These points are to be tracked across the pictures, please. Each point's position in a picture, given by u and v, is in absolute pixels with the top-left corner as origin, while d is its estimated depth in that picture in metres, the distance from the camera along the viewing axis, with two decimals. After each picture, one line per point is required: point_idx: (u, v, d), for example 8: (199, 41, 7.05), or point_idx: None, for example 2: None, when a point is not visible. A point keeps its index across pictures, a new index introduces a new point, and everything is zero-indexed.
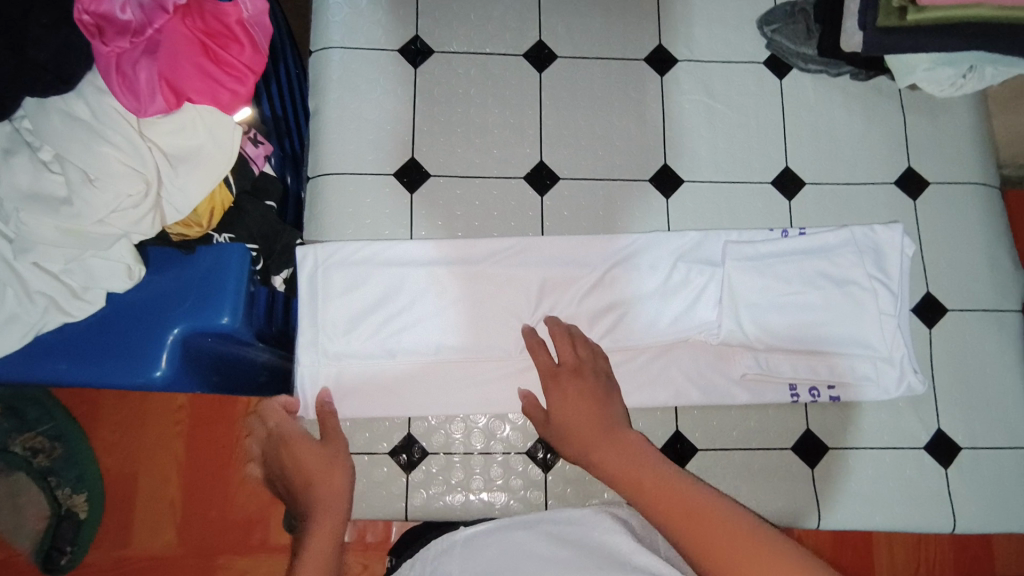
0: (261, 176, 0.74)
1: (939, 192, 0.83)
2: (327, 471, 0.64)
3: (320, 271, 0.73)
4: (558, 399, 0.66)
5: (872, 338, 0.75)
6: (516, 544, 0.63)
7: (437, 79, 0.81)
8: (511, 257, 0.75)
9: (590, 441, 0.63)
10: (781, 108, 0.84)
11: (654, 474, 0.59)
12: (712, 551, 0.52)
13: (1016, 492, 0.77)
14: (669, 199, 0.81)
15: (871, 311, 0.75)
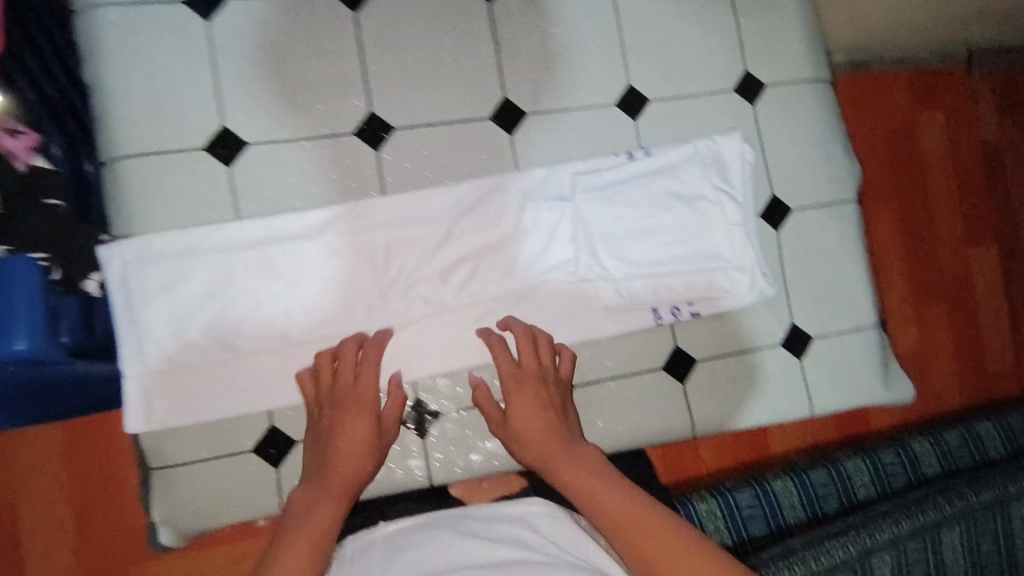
0: (31, 172, 0.67)
1: (775, 93, 0.83)
2: (355, 464, 0.65)
3: (133, 271, 0.67)
4: (525, 402, 0.69)
5: (721, 251, 0.78)
6: (447, 543, 0.61)
7: (237, 30, 0.71)
8: (410, 223, 0.73)
9: (553, 454, 0.66)
10: (617, 23, 0.81)
11: (606, 487, 0.64)
12: (657, 567, 0.58)
13: (864, 369, 0.83)
14: (513, 135, 0.77)
15: (717, 227, 0.78)
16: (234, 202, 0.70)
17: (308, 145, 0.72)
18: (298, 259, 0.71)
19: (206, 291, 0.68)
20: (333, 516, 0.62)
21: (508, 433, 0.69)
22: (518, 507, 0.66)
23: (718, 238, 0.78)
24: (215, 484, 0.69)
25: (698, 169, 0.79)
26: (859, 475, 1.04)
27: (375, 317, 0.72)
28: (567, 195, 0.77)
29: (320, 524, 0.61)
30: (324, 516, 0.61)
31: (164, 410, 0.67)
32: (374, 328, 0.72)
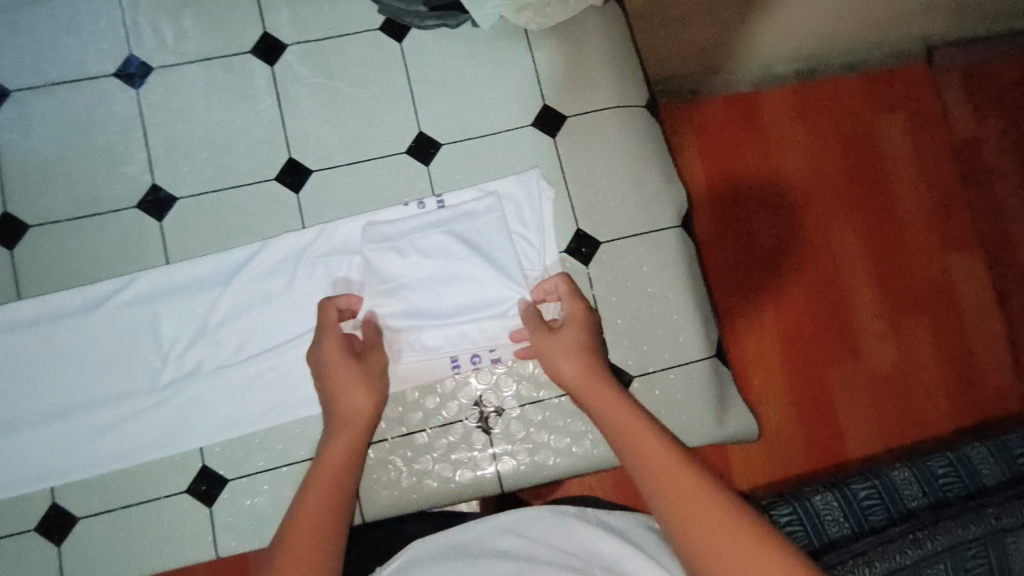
0: None
1: (578, 124, 0.81)
2: (361, 420, 0.65)
3: None
4: (573, 331, 0.67)
5: (511, 285, 0.73)
6: (441, 569, 0.57)
7: (24, 122, 0.75)
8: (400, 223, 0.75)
9: (591, 388, 0.63)
10: (405, 72, 0.80)
11: (648, 445, 0.56)
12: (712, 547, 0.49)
13: (694, 403, 0.77)
14: (300, 194, 0.77)
15: (507, 262, 0.73)
16: (16, 286, 0.73)
17: (91, 223, 0.74)
18: (80, 335, 0.72)
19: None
20: (352, 455, 0.63)
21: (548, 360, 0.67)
22: (517, 515, 0.63)
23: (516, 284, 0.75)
24: None
25: (490, 207, 0.75)
26: (909, 484, 0.89)
27: (157, 386, 0.72)
28: (351, 248, 0.76)
29: (329, 469, 0.61)
30: (344, 453, 0.62)
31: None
32: (157, 398, 0.72)
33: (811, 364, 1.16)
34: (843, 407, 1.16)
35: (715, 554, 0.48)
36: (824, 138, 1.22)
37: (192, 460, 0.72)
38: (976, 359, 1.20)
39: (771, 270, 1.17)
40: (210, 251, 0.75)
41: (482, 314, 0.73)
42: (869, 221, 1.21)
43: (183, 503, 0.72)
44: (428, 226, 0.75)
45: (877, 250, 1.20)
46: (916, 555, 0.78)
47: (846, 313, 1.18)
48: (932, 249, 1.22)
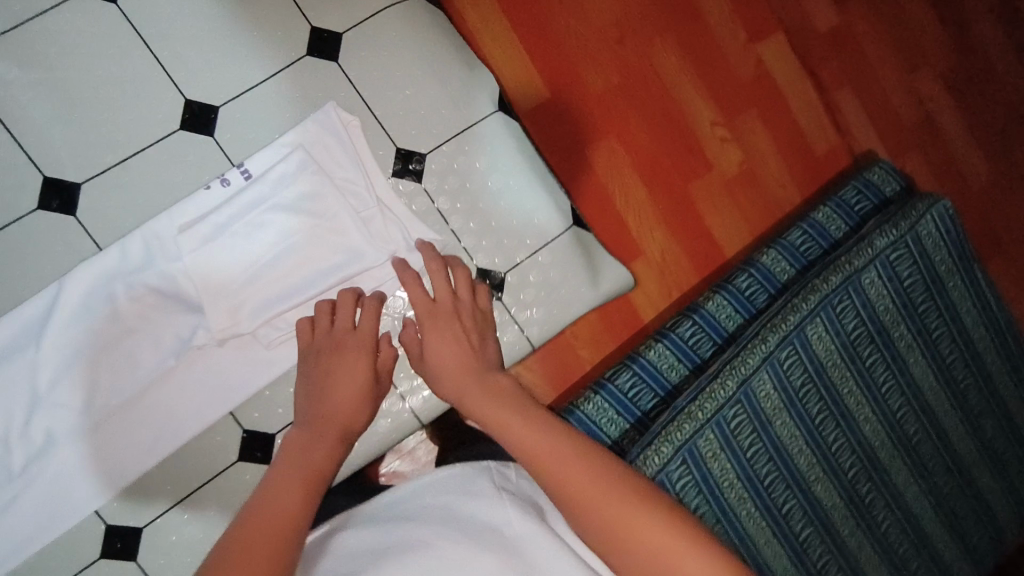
0: None
1: (356, 38, 0.73)
2: (356, 403, 0.60)
3: None
4: (444, 343, 0.62)
5: (364, 241, 0.71)
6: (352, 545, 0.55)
7: None
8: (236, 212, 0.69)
9: (464, 388, 0.60)
10: (139, 37, 0.69)
11: (525, 417, 0.57)
12: (586, 505, 0.52)
13: (567, 277, 0.79)
14: (77, 214, 0.66)
15: (349, 218, 0.71)
16: None
17: None
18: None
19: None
20: (325, 468, 0.55)
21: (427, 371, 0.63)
22: (438, 474, 0.63)
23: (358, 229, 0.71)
24: None
25: (305, 165, 0.70)
26: (778, 263, 1.05)
27: (14, 476, 0.64)
28: (168, 253, 0.68)
29: (312, 466, 0.55)
30: (319, 462, 0.55)
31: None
32: (19, 486, 0.65)
33: (672, 189, 1.18)
34: (712, 219, 1.20)
35: (593, 507, 0.51)
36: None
37: (91, 528, 0.67)
38: (807, 136, 1.26)
39: (609, 112, 1.17)
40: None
41: (341, 276, 0.71)
42: (681, 39, 1.21)
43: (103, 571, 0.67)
44: (249, 207, 0.69)
45: (695, 61, 1.21)
46: (797, 317, 0.94)
47: (687, 131, 1.20)
48: (742, 44, 1.24)
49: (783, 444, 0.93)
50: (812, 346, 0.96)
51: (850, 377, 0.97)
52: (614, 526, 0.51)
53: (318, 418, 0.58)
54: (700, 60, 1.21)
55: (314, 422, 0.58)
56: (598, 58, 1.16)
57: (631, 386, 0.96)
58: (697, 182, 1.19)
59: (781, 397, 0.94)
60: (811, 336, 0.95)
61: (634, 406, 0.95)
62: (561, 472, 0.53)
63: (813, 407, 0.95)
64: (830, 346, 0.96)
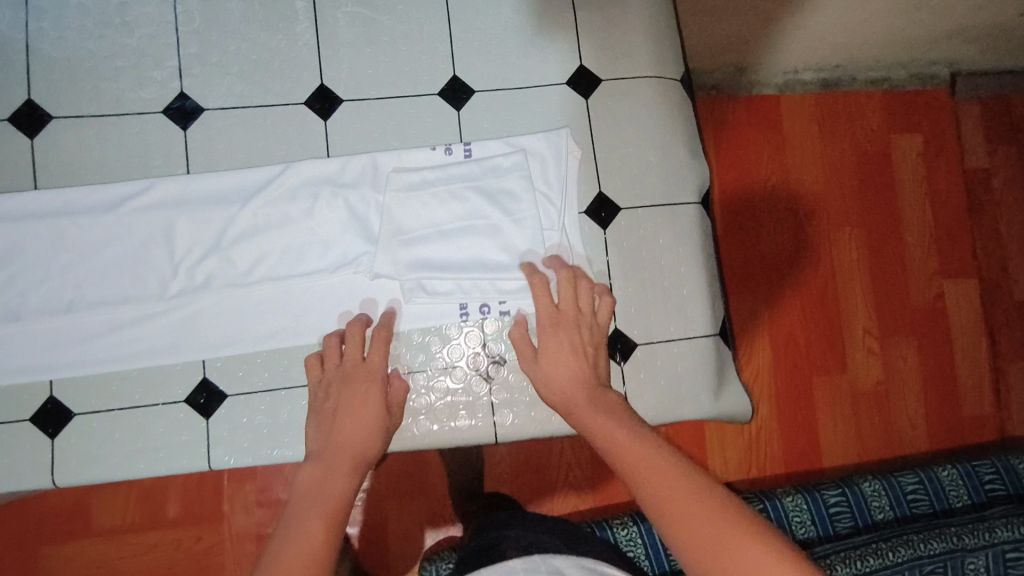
0: None
1: (612, 88, 0.80)
2: (371, 429, 0.66)
3: None
4: (561, 348, 0.69)
5: (532, 256, 0.74)
6: None
7: (53, 11, 0.74)
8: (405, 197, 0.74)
9: (580, 404, 0.66)
10: (447, 15, 0.79)
11: (640, 452, 0.60)
12: (680, 520, 0.55)
13: (693, 377, 0.77)
14: (329, 121, 0.77)
15: (531, 229, 0.74)
16: (34, 176, 0.72)
17: (112, 123, 0.74)
18: (95, 233, 0.71)
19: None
20: (343, 494, 0.61)
21: (540, 378, 0.69)
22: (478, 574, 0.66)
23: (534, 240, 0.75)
24: None
25: (519, 167, 0.75)
26: (876, 496, 1.03)
27: (165, 298, 0.72)
28: (376, 185, 0.75)
29: (331, 496, 0.60)
30: (336, 492, 0.61)
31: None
32: (166, 307, 0.72)
33: (799, 379, 1.23)
34: (824, 421, 1.23)
35: (683, 528, 0.54)
36: (838, 155, 1.28)
37: (191, 373, 0.72)
38: (956, 397, 1.26)
39: (771, 294, 1.24)
40: (234, 167, 0.75)
41: (499, 274, 0.74)
42: (872, 237, 1.27)
43: (180, 413, 0.72)
44: (456, 180, 0.75)
45: (876, 261, 1.27)
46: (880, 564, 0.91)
47: (836, 322, 1.25)
48: (929, 273, 1.28)
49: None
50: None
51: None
52: (710, 547, 0.53)
53: (331, 450, 0.64)
54: (881, 266, 1.27)
55: (335, 453, 0.64)
56: (781, 234, 1.25)
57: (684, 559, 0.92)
58: (824, 386, 1.23)
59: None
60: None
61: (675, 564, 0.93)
62: (673, 510, 0.55)
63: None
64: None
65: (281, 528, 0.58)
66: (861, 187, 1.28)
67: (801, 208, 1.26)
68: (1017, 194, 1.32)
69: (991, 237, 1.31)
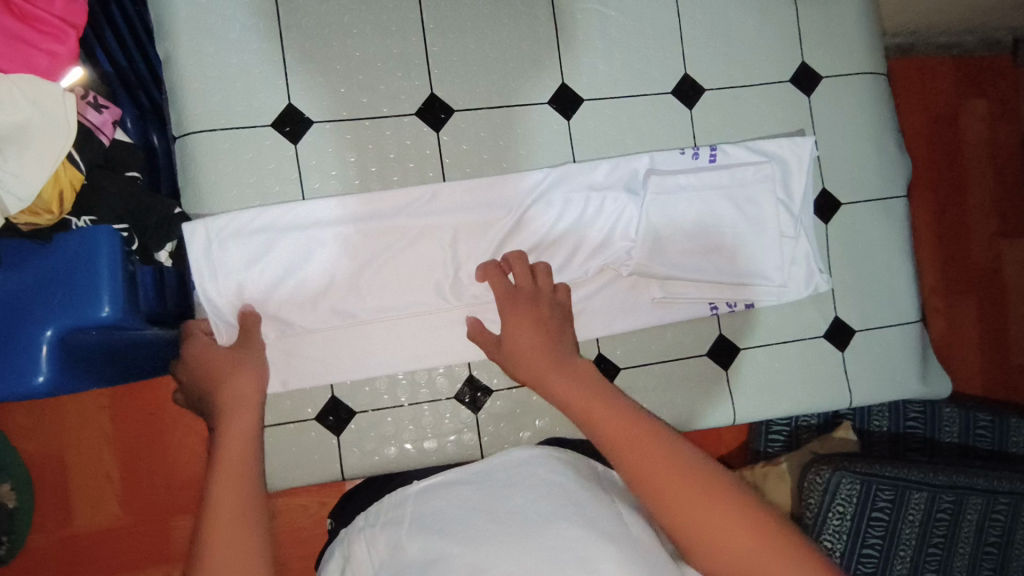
0: (113, 146, 0.66)
1: (830, 85, 0.83)
2: (248, 389, 0.63)
3: (217, 244, 0.69)
4: (517, 320, 0.67)
5: (774, 264, 0.79)
6: (460, 497, 0.61)
7: (300, 8, 0.72)
8: (662, 201, 0.78)
9: (542, 368, 0.63)
10: (676, 11, 0.80)
11: (604, 406, 0.58)
12: (640, 471, 0.52)
13: (904, 361, 0.84)
14: (571, 121, 0.78)
15: (773, 237, 0.79)
16: (300, 186, 0.72)
17: (370, 128, 0.74)
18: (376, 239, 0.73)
19: (282, 267, 0.71)
20: (247, 453, 0.55)
21: (503, 354, 0.68)
22: (543, 452, 0.65)
23: (777, 245, 0.80)
24: (283, 450, 0.74)
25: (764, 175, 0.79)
26: (952, 423, 1.13)
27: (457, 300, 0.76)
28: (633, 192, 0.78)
29: (231, 459, 0.54)
30: (237, 454, 0.54)
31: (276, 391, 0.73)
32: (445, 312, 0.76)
33: None
34: None
35: (645, 477, 0.52)
36: (908, 118, 1.26)
37: (458, 370, 0.77)
38: (1010, 341, 1.28)
39: None
40: (496, 172, 0.77)
41: (747, 278, 0.79)
42: (941, 205, 1.27)
43: (448, 408, 0.77)
44: (709, 186, 0.79)
45: (942, 226, 1.27)
46: (990, 484, 0.94)
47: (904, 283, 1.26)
48: (989, 234, 1.28)
49: (898, 540, 0.94)
50: (998, 516, 0.95)
51: (972, 546, 0.96)
52: (674, 507, 0.50)
53: (220, 414, 0.60)
54: (947, 228, 1.27)
55: (223, 425, 0.58)
56: None
57: (847, 491, 0.91)
58: None
59: (924, 520, 0.94)
60: (977, 507, 0.94)
61: (812, 505, 0.92)
62: (648, 476, 0.52)
63: (936, 538, 0.95)
64: (992, 529, 0.96)
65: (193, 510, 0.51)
66: (934, 152, 1.27)
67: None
68: None
69: None
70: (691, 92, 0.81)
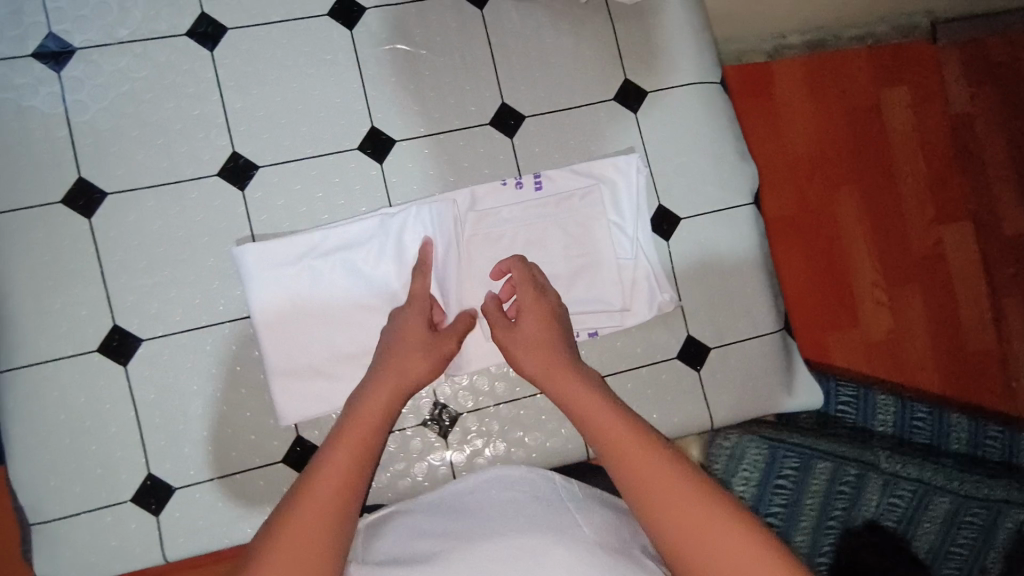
0: None
1: (657, 100, 0.81)
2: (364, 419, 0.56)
3: (250, 274, 0.71)
4: (531, 327, 0.63)
5: (611, 289, 0.76)
6: (422, 522, 0.60)
7: (88, 80, 0.71)
8: (485, 237, 0.76)
9: (551, 371, 0.59)
10: (487, 41, 0.79)
11: (614, 419, 0.53)
12: (642, 487, 0.49)
13: (764, 374, 0.81)
14: (384, 163, 0.76)
15: (608, 260, 0.77)
16: (98, 260, 0.70)
17: (171, 193, 0.72)
18: (184, 304, 0.71)
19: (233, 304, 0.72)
20: (357, 479, 0.52)
21: (512, 354, 0.63)
22: (513, 470, 0.65)
23: (611, 270, 0.77)
24: (98, 539, 0.69)
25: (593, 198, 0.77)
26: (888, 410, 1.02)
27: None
28: (460, 228, 0.75)
29: (341, 476, 0.52)
30: (345, 474, 0.52)
31: (83, 475, 0.69)
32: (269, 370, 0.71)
33: (808, 326, 1.14)
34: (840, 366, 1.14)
35: (655, 506, 0.48)
36: (827, 107, 1.16)
37: (285, 431, 0.72)
38: (963, 326, 1.17)
39: (776, 246, 1.14)
40: (309, 223, 0.74)
41: (585, 306, 0.76)
42: (868, 189, 1.17)
43: (277, 473, 0.72)
44: (534, 215, 0.76)
45: (874, 210, 1.16)
46: (900, 468, 0.93)
47: (841, 279, 1.15)
48: (926, 220, 1.18)
49: (801, 509, 0.93)
50: (898, 501, 0.93)
51: (873, 531, 0.94)
52: (683, 534, 0.46)
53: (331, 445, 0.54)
54: (881, 220, 1.17)
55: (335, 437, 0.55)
56: (779, 184, 1.15)
57: (754, 455, 0.92)
58: (836, 333, 1.14)
59: (824, 491, 0.93)
60: (874, 488, 0.93)
61: (718, 470, 0.92)
62: (646, 476, 0.49)
63: (835, 513, 0.94)
64: (890, 513, 0.94)
65: (277, 509, 0.50)
66: (855, 132, 1.17)
67: (795, 166, 1.15)
68: (1008, 124, 1.20)
69: (988, 179, 1.20)
70: (510, 121, 0.79)
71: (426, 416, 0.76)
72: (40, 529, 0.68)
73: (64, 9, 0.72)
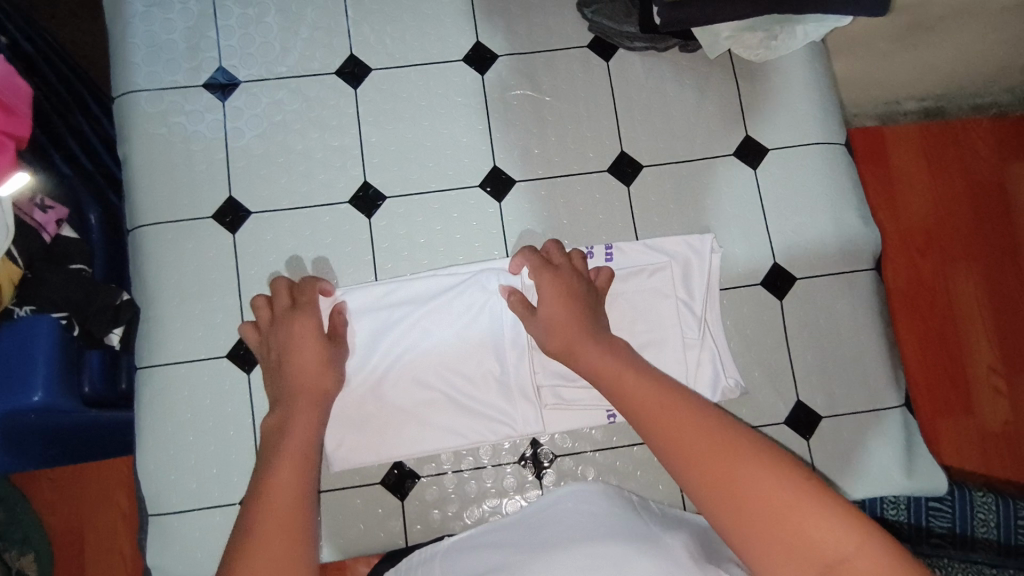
0: (56, 242, 0.75)
1: (778, 158, 0.80)
2: (319, 371, 0.64)
3: None
4: (548, 300, 0.65)
5: (675, 369, 0.74)
6: (489, 546, 0.60)
7: (247, 110, 0.79)
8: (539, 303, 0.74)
9: (574, 338, 0.62)
10: (611, 91, 0.81)
11: (648, 389, 0.56)
12: (692, 454, 0.50)
13: (880, 450, 0.76)
14: (503, 201, 0.79)
15: (675, 339, 0.74)
16: (236, 272, 0.76)
17: (307, 216, 0.77)
18: None
19: None
20: (308, 445, 0.58)
21: (540, 328, 0.65)
22: (577, 487, 0.65)
23: (676, 349, 0.74)
24: (205, 537, 0.72)
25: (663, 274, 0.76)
26: (987, 510, 0.96)
27: (467, 378, 0.74)
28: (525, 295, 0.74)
29: (296, 449, 0.57)
30: (301, 446, 0.57)
31: (199, 474, 0.73)
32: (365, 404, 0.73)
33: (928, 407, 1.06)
34: (965, 452, 1.05)
35: (697, 458, 0.49)
36: (948, 184, 1.11)
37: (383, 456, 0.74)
38: None
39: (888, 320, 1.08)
40: (425, 254, 0.77)
41: None
42: (996, 266, 1.09)
43: (375, 494, 0.74)
44: None
45: (1000, 288, 1.08)
46: None
47: (959, 362, 1.07)
48: None
49: None
50: None
51: None
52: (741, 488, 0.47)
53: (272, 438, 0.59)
54: (1010, 301, 1.08)
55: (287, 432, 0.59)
56: (895, 258, 1.09)
57: None
58: (956, 417, 1.06)
59: None
60: None
61: None
62: (685, 441, 0.50)
63: None
64: None
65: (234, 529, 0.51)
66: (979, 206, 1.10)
67: (909, 241, 1.10)
68: None
69: None
70: (628, 170, 0.80)
71: (522, 453, 0.75)
72: (156, 519, 0.72)
73: (233, 48, 0.80)
